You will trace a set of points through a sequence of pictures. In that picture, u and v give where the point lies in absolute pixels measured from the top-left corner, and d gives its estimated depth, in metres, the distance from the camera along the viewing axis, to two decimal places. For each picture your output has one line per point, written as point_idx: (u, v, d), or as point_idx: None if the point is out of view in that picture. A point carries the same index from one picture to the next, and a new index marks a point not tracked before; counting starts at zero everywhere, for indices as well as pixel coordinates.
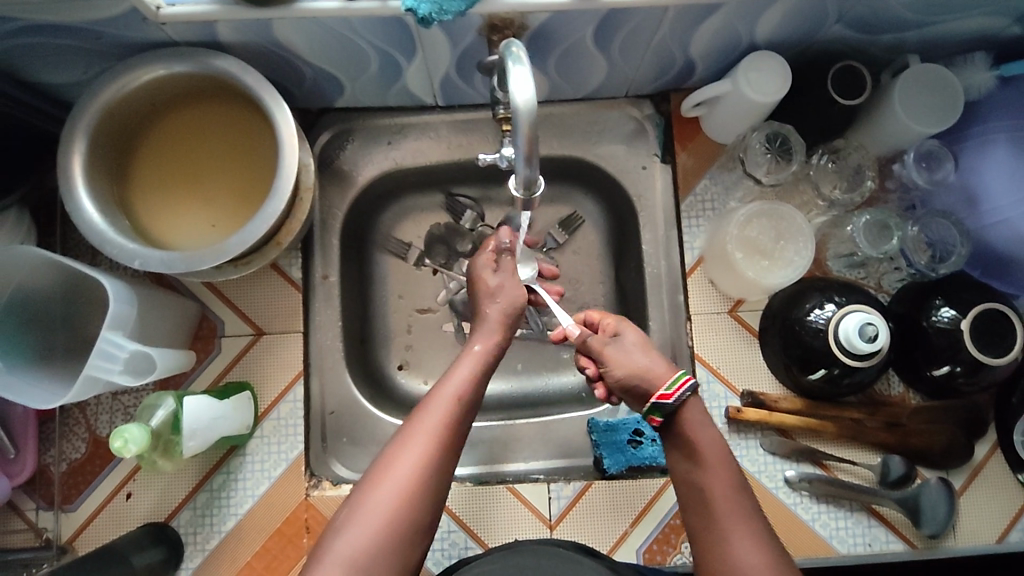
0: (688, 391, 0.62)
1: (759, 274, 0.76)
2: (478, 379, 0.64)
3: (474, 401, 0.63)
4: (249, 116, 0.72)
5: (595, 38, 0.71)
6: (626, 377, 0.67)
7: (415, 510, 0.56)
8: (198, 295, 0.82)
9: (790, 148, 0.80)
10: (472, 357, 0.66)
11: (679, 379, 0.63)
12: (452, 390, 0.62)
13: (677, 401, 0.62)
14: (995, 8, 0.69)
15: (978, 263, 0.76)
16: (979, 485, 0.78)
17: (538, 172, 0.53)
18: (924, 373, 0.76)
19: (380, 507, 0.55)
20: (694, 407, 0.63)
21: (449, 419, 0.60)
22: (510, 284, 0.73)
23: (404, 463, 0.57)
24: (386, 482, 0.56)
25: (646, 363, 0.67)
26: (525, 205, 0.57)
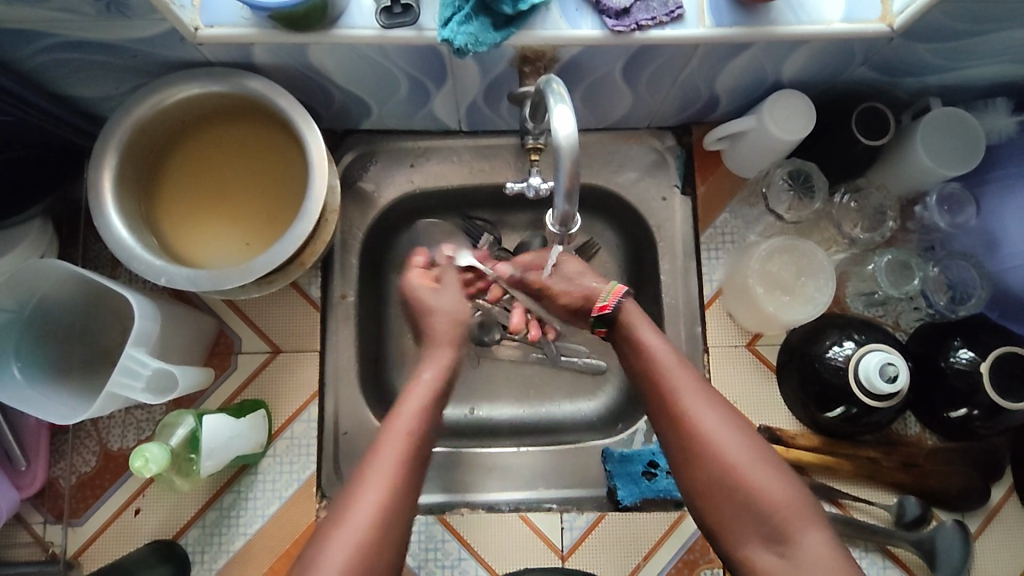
0: (623, 298, 0.69)
1: (780, 309, 0.77)
2: (430, 409, 0.63)
3: (428, 430, 0.62)
4: (278, 135, 0.73)
5: (623, 73, 0.72)
6: (571, 303, 0.73)
7: (389, 531, 0.56)
8: (217, 311, 0.82)
9: (812, 185, 0.81)
10: (427, 383, 0.64)
11: (614, 288, 0.70)
12: (405, 425, 0.61)
13: (614, 309, 0.69)
14: (1018, 57, 0.70)
15: (997, 306, 0.75)
16: (995, 528, 0.78)
17: (575, 209, 0.54)
18: (941, 415, 0.76)
19: (359, 525, 0.55)
20: (630, 308, 0.69)
21: (407, 449, 0.59)
22: (451, 299, 0.72)
23: (378, 480, 0.57)
24: (357, 512, 0.55)
25: (584, 282, 0.72)
26: (560, 238, 0.57)
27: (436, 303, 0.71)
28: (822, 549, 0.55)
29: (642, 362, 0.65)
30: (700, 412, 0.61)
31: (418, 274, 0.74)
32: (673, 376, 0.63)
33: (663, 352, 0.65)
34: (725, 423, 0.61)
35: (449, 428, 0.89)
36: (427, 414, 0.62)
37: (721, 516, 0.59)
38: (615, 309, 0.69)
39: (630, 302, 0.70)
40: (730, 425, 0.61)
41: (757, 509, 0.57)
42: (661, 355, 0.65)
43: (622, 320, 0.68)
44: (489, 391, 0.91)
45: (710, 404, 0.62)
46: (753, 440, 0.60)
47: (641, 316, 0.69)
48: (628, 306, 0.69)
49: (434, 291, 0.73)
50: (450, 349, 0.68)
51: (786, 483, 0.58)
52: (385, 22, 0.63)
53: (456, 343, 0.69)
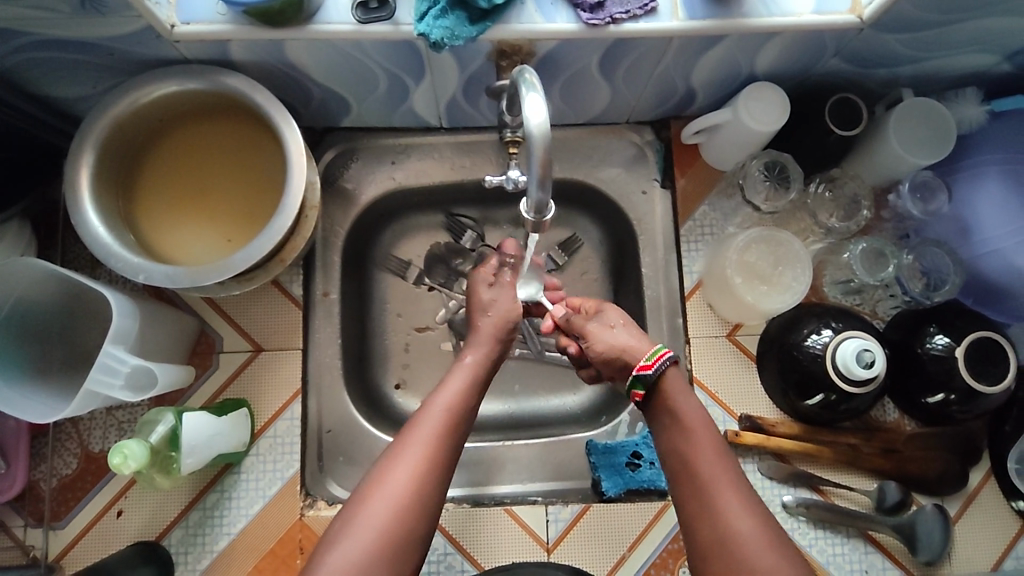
0: (668, 362, 0.66)
1: (758, 299, 0.77)
2: (470, 395, 0.65)
3: (465, 419, 0.63)
4: (257, 133, 0.73)
5: (600, 67, 0.73)
6: (607, 353, 0.71)
7: (427, 495, 0.57)
8: (198, 310, 0.82)
9: (788, 176, 0.82)
10: (464, 372, 0.67)
11: (659, 351, 0.67)
12: (446, 401, 0.63)
13: (655, 373, 0.65)
14: (985, 46, 0.71)
15: (971, 293, 0.77)
16: (974, 512, 0.79)
17: (549, 197, 0.54)
18: (918, 401, 0.77)
19: (396, 489, 0.56)
20: (673, 378, 0.66)
21: (446, 424, 0.61)
22: (505, 298, 0.75)
23: (417, 448, 0.59)
24: (400, 466, 0.58)
25: (624, 338, 0.71)
26: (536, 227, 0.57)
27: (489, 300, 0.74)
28: None
29: (678, 447, 0.62)
30: (732, 513, 0.56)
31: (488, 268, 0.78)
32: (708, 462, 0.60)
33: (703, 436, 0.61)
34: (761, 527, 0.55)
35: None
36: (467, 396, 0.65)
37: None
38: (659, 375, 0.65)
39: (674, 368, 0.67)
40: (766, 532, 0.55)
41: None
42: (699, 440, 0.61)
43: (664, 394, 0.65)
44: None
45: (747, 506, 0.57)
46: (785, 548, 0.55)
47: (686, 392, 0.65)
48: (671, 373, 0.66)
49: (491, 287, 0.76)
50: (490, 338, 0.71)
51: None
52: (362, 17, 0.64)
53: (499, 340, 0.71)
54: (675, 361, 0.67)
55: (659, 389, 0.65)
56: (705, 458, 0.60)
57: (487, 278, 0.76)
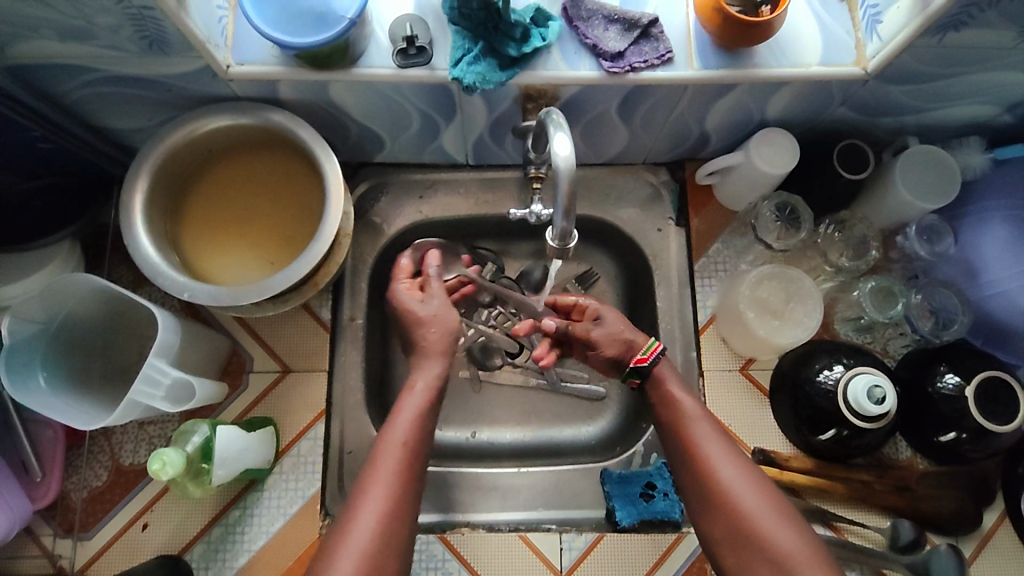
0: (661, 356, 0.73)
1: (770, 333, 0.80)
2: (424, 417, 0.68)
3: (423, 442, 0.67)
4: (299, 165, 0.78)
5: (619, 111, 0.78)
6: (612, 354, 0.76)
7: (394, 535, 0.61)
8: (231, 331, 0.86)
9: (798, 218, 0.85)
10: (418, 395, 0.70)
11: (652, 345, 0.73)
12: (401, 435, 0.66)
13: (651, 363, 0.72)
14: (986, 98, 0.75)
15: (981, 333, 0.79)
16: (989, 553, 0.78)
17: (572, 226, 0.59)
18: (931, 439, 0.78)
19: (363, 534, 0.60)
20: (666, 367, 0.74)
21: (404, 463, 0.64)
22: (443, 310, 0.76)
23: (378, 490, 0.62)
24: (361, 520, 0.60)
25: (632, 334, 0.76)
26: (560, 255, 0.62)
27: (429, 314, 0.75)
28: None
29: (669, 416, 0.70)
30: (720, 464, 0.65)
31: (407, 283, 0.79)
32: (698, 428, 0.68)
33: (690, 406, 0.70)
34: (746, 476, 0.64)
35: (451, 451, 0.91)
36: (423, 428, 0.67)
37: (737, 564, 0.62)
38: (654, 366, 0.72)
39: (665, 360, 0.74)
40: (750, 478, 0.64)
41: (771, 559, 0.59)
42: (687, 411, 0.69)
43: (655, 379, 0.73)
44: (491, 415, 0.94)
45: (729, 457, 0.66)
46: (778, 502, 0.63)
47: (673, 374, 0.73)
48: (662, 365, 0.73)
49: (422, 301, 0.77)
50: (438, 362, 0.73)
51: (798, 536, 0.60)
52: (401, 62, 0.69)
53: (447, 355, 0.73)
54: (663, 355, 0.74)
55: (650, 380, 0.73)
56: (695, 422, 0.68)
57: (413, 294, 0.77)
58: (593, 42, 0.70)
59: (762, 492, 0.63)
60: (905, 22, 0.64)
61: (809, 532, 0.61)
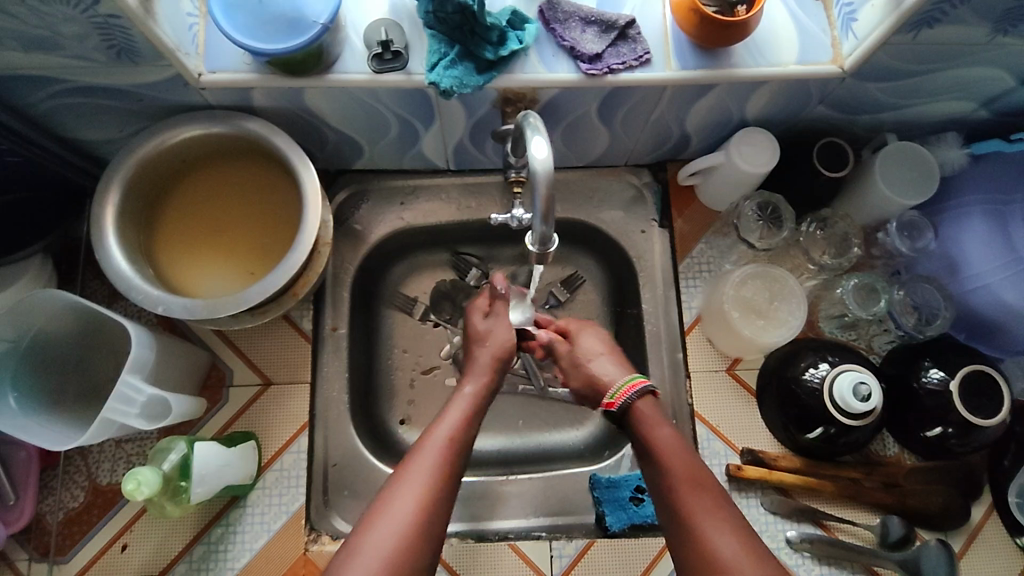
0: (631, 399, 0.70)
1: (756, 333, 0.79)
2: (469, 420, 0.68)
3: (466, 445, 0.66)
4: (275, 174, 0.77)
5: (599, 114, 0.77)
6: (581, 387, 0.78)
7: (434, 514, 0.59)
8: (210, 344, 0.84)
9: (780, 217, 0.85)
10: (465, 399, 0.71)
11: (623, 388, 0.71)
12: (448, 429, 0.66)
13: (620, 408, 0.71)
14: (962, 94, 0.76)
15: (964, 328, 0.80)
16: (978, 547, 0.78)
17: (552, 230, 0.58)
18: (918, 435, 0.78)
19: (406, 505, 0.59)
20: (645, 406, 0.70)
21: (448, 450, 0.64)
22: (499, 329, 0.79)
23: (424, 467, 0.62)
24: (402, 494, 0.59)
25: (597, 373, 0.76)
26: (540, 259, 0.61)
27: (487, 330, 0.79)
28: None
29: (659, 469, 0.64)
30: (707, 523, 0.58)
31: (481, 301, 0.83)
32: (690, 485, 0.61)
33: (682, 460, 0.63)
34: (743, 546, 0.56)
35: None
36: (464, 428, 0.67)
37: None
38: (627, 406, 0.70)
39: (642, 401, 0.71)
40: (747, 551, 0.56)
41: None
42: (678, 464, 0.63)
43: (637, 417, 0.69)
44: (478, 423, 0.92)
45: (715, 514, 0.59)
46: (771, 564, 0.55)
47: (656, 413, 0.69)
48: (638, 405, 0.70)
49: (485, 319, 0.81)
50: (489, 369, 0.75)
51: None
52: (377, 68, 0.69)
53: (498, 368, 0.76)
54: (647, 392, 0.71)
55: (630, 417, 0.70)
56: (687, 479, 0.62)
57: (479, 310, 0.82)
58: (570, 44, 0.69)
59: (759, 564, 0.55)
60: (879, 20, 0.64)
61: None
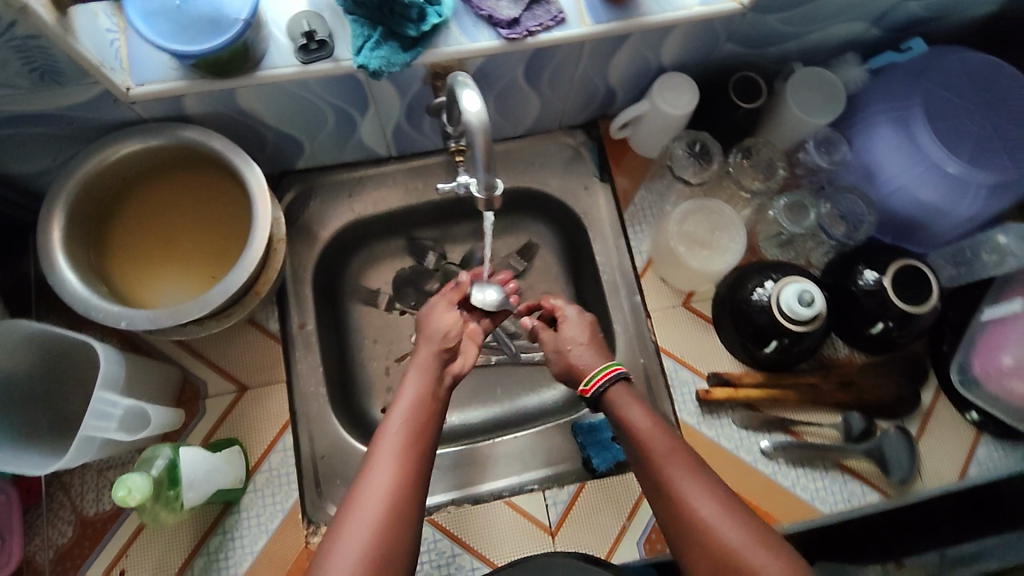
0: (608, 382, 0.70)
1: (703, 262, 0.84)
2: (423, 405, 0.66)
3: (426, 431, 0.64)
4: (218, 180, 0.77)
5: (526, 78, 0.81)
6: (562, 372, 0.76)
7: (404, 508, 0.58)
8: (179, 359, 0.84)
9: (709, 151, 0.90)
10: (416, 383, 0.68)
11: (598, 373, 0.71)
12: (403, 420, 0.64)
13: (595, 393, 0.71)
14: (853, 15, 0.82)
15: (888, 230, 0.87)
16: (932, 428, 0.84)
17: (495, 177, 0.61)
18: (863, 333, 0.84)
19: (371, 507, 0.57)
20: (619, 390, 0.70)
21: (406, 442, 0.62)
22: (440, 314, 0.76)
23: (384, 464, 0.60)
24: (366, 497, 0.58)
25: (574, 359, 0.74)
26: (488, 206, 0.63)
27: (430, 316, 0.76)
28: None
29: (635, 444, 0.65)
30: (685, 488, 0.60)
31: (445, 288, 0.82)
32: (669, 458, 0.63)
33: (656, 436, 0.65)
34: (722, 508, 0.59)
35: None
36: (420, 417, 0.65)
37: None
38: (602, 393, 0.70)
39: (619, 386, 0.71)
40: (726, 511, 0.58)
41: None
42: (653, 440, 0.64)
43: (610, 403, 0.70)
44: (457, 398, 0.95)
45: (692, 477, 0.61)
46: (752, 520, 0.58)
47: (628, 396, 0.70)
48: (613, 389, 0.70)
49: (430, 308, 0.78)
50: (432, 353, 0.72)
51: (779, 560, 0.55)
52: (304, 59, 0.70)
53: (444, 348, 0.73)
54: (622, 377, 0.71)
55: (603, 400, 0.71)
56: (662, 450, 0.64)
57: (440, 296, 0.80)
58: (488, 12, 0.72)
59: (739, 520, 0.58)
60: None
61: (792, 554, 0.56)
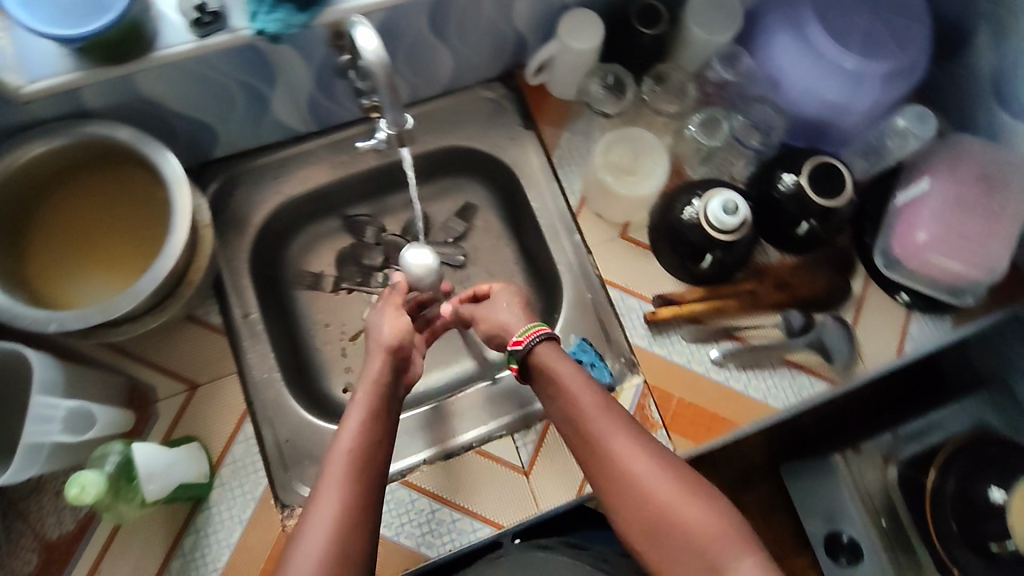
0: (535, 340, 0.71)
1: (630, 189, 0.87)
2: (371, 426, 0.64)
3: (373, 451, 0.62)
4: (133, 174, 0.75)
5: (432, 29, 0.81)
6: (490, 329, 0.78)
7: (354, 532, 0.56)
8: (123, 367, 0.81)
9: (623, 84, 0.93)
10: (362, 402, 0.66)
11: (530, 329, 0.73)
12: (350, 442, 0.62)
13: (525, 348, 0.72)
14: None
15: (800, 135, 0.91)
16: (867, 312, 0.89)
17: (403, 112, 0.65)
18: (790, 235, 0.87)
19: (319, 538, 0.55)
20: (546, 351, 0.71)
21: (355, 465, 0.60)
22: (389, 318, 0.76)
23: (331, 492, 0.58)
24: (314, 528, 0.56)
25: (501, 315, 0.78)
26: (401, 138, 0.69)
27: (379, 324, 0.76)
28: None
29: (573, 421, 0.66)
30: (628, 457, 0.62)
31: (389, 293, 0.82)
32: (612, 432, 0.63)
33: (598, 411, 0.65)
34: (660, 471, 0.61)
35: None
36: (369, 439, 0.63)
37: (664, 558, 0.59)
38: (530, 350, 0.71)
39: (547, 342, 0.72)
40: (666, 475, 0.60)
41: (691, 546, 0.57)
42: (594, 417, 0.65)
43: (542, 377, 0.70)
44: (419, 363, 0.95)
45: (634, 448, 0.62)
46: (688, 479, 0.61)
47: (563, 367, 0.69)
48: (541, 350, 0.71)
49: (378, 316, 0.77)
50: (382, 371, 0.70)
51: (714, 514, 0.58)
52: (200, 33, 0.69)
53: (392, 364, 0.71)
54: (549, 335, 0.72)
55: (534, 361, 0.71)
56: (598, 424, 0.64)
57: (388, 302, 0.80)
58: None
59: (674, 477, 0.60)
60: None
61: (725, 507, 0.59)
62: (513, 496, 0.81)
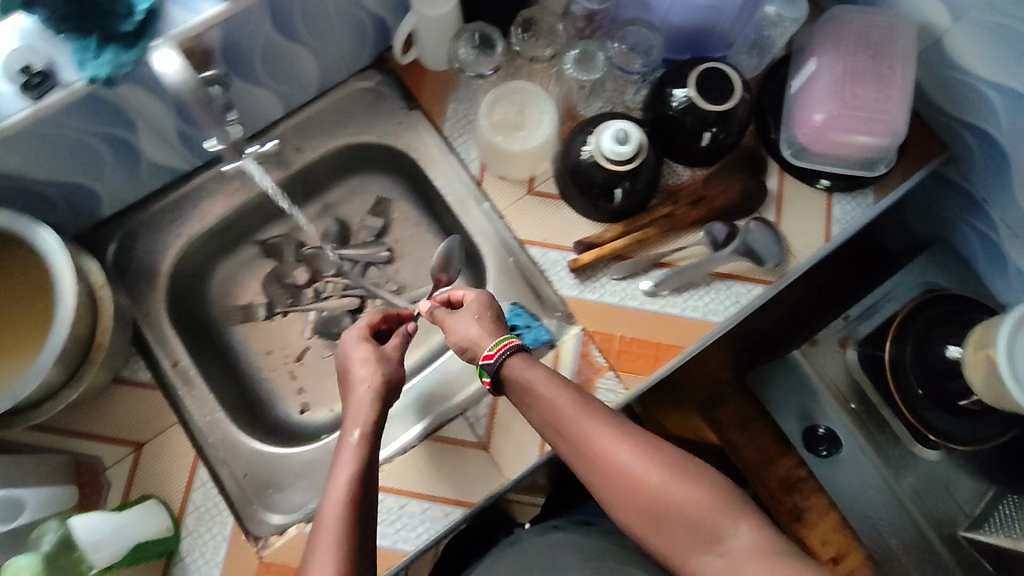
0: (508, 351, 0.68)
1: (522, 142, 0.85)
2: (360, 475, 0.64)
3: (362, 502, 0.63)
4: (13, 254, 0.73)
5: (280, 33, 0.78)
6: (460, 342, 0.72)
7: None
8: (64, 446, 0.79)
9: (491, 39, 0.89)
10: (349, 450, 0.66)
11: (502, 341, 0.68)
12: (340, 496, 0.62)
13: (497, 361, 0.68)
14: None
15: (684, 48, 0.90)
16: (788, 206, 0.88)
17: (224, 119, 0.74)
18: (695, 150, 0.86)
19: None
20: (516, 364, 0.68)
21: (346, 521, 0.60)
22: (373, 370, 0.71)
23: (326, 554, 0.59)
24: None
25: (466, 330, 0.72)
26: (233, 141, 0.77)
27: (356, 361, 0.72)
28: (749, 542, 0.58)
29: (550, 419, 0.65)
30: (611, 448, 0.62)
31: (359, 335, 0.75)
32: (592, 426, 0.64)
33: (574, 407, 0.65)
34: (642, 453, 0.62)
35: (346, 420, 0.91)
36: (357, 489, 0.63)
37: (658, 536, 0.61)
38: (501, 363, 0.68)
39: (517, 356, 0.68)
40: (647, 458, 0.62)
41: (684, 521, 0.60)
42: (571, 412, 0.64)
43: (511, 379, 0.67)
44: None
45: (615, 438, 0.63)
46: (669, 456, 0.62)
47: (531, 368, 0.67)
48: (511, 361, 0.68)
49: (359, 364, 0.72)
50: (369, 410, 0.69)
51: (700, 486, 0.60)
52: (32, 96, 0.66)
53: (382, 400, 0.70)
54: (518, 347, 0.68)
55: (504, 373, 0.68)
56: (577, 420, 0.64)
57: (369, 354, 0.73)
58: None
59: (659, 459, 0.62)
60: None
61: (709, 476, 0.61)
62: (476, 472, 0.80)
